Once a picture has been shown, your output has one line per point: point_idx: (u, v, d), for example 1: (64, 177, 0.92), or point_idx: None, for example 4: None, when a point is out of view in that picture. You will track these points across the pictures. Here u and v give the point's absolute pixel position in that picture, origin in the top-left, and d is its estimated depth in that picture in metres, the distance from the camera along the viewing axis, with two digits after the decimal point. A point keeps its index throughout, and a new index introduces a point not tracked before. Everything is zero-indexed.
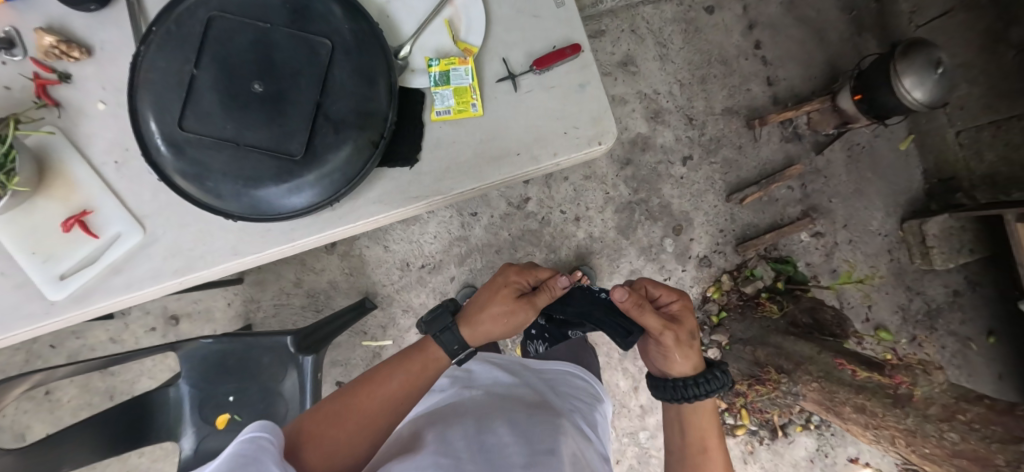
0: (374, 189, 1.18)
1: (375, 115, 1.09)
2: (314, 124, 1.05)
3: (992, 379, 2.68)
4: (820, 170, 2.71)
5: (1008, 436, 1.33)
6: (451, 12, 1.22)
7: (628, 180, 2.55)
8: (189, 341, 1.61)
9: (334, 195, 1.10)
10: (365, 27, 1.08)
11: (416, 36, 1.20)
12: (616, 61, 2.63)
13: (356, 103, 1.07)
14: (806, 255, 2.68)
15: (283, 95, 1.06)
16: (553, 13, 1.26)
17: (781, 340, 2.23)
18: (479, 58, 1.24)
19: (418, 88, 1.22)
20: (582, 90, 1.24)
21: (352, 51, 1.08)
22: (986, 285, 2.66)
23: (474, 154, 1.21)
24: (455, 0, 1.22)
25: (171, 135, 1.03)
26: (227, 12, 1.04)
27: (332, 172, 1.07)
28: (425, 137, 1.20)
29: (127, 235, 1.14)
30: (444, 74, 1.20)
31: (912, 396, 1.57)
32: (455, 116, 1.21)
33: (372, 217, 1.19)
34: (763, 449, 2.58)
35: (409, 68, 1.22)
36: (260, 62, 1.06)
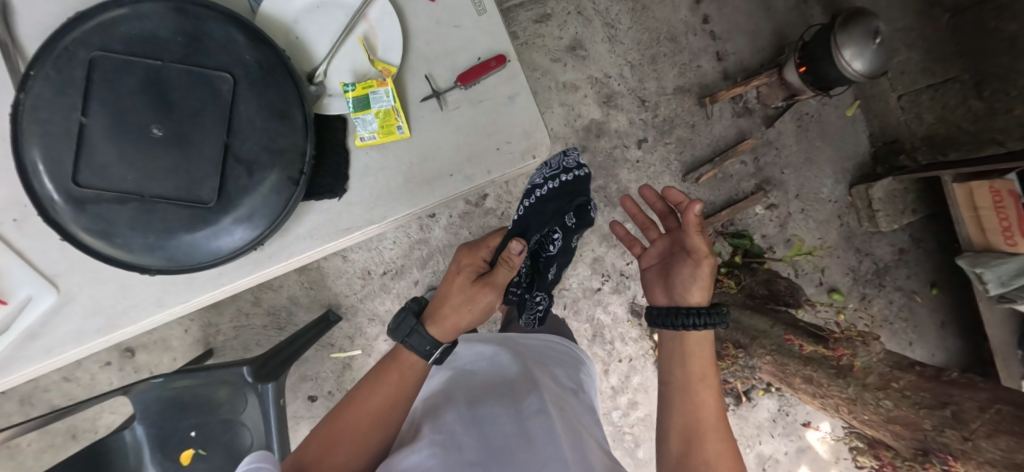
0: (302, 224, 1.13)
1: (289, 151, 1.02)
2: (224, 167, 1.00)
3: (936, 328, 2.87)
4: (772, 142, 2.77)
5: (935, 401, 1.40)
6: (366, 28, 1.14)
7: (584, 168, 2.56)
8: (139, 383, 1.56)
9: (260, 237, 1.05)
10: (270, 56, 1.01)
11: (329, 56, 1.11)
12: (565, 46, 2.57)
13: (267, 141, 1.01)
14: (762, 227, 2.76)
15: (187, 138, 1.00)
16: (474, 22, 1.20)
17: (737, 314, 2.32)
18: (400, 76, 1.18)
19: (337, 113, 1.14)
20: (512, 103, 1.21)
21: (258, 83, 1.01)
22: (928, 241, 2.81)
23: (405, 180, 1.18)
24: (368, 15, 1.13)
25: (66, 191, 0.96)
26: (110, 50, 0.95)
27: (250, 216, 1.02)
28: (351, 166, 1.15)
29: (40, 298, 1.10)
30: (362, 98, 1.13)
31: (853, 367, 1.67)
32: (381, 141, 1.15)
33: (304, 254, 1.14)
34: (729, 414, 2.72)
35: (325, 93, 1.13)
36: (157, 104, 0.99)
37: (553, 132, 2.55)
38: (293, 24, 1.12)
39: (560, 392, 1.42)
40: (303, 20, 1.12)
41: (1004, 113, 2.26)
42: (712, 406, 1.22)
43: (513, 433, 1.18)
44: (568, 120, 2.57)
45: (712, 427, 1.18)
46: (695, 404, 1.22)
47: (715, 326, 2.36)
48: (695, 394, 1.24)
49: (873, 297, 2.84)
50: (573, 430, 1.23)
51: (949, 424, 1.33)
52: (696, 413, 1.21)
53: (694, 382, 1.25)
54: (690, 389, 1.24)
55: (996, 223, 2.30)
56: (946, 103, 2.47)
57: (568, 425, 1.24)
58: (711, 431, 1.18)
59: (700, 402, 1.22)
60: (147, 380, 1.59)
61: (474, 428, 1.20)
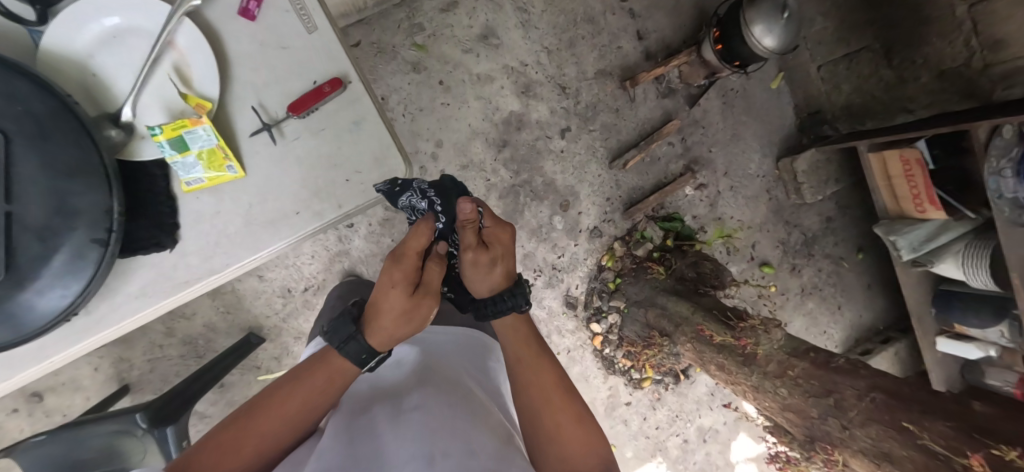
0: (131, 282, 1.07)
1: (88, 210, 0.95)
2: (10, 237, 0.92)
3: (863, 289, 2.99)
4: (698, 121, 2.74)
5: (821, 389, 1.46)
6: (175, 58, 1.04)
7: (507, 164, 2.51)
8: (20, 444, 1.56)
9: (73, 306, 0.98)
10: (49, 105, 0.92)
11: (132, 94, 1.02)
12: (476, 36, 2.45)
13: (55, 203, 0.94)
14: (692, 208, 2.76)
15: None
16: (305, 42, 1.11)
17: (665, 302, 2.34)
18: (223, 109, 1.09)
19: (152, 158, 1.06)
20: (357, 128, 1.15)
21: (37, 139, 0.92)
22: (853, 207, 2.89)
23: (246, 222, 1.13)
24: (175, 43, 1.03)
25: None
26: None
27: (53, 284, 0.96)
28: (182, 213, 1.09)
29: None
30: (177, 140, 1.04)
31: (756, 355, 1.72)
32: (211, 183, 1.09)
33: (140, 313, 1.08)
34: (669, 393, 2.78)
35: (136, 135, 1.04)
36: None
37: (471, 128, 2.47)
38: (87, 60, 1.01)
39: (463, 383, 1.24)
40: (99, 55, 1.02)
41: (912, 81, 2.31)
42: (542, 378, 1.22)
43: (388, 438, 1.00)
44: (487, 115, 2.48)
45: (541, 401, 1.19)
46: (525, 386, 1.22)
47: (648, 312, 2.41)
48: (524, 378, 1.23)
49: (803, 267, 2.93)
50: (465, 423, 1.05)
51: (831, 412, 1.39)
52: (526, 393, 1.21)
53: (523, 367, 1.24)
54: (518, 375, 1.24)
55: (907, 191, 2.38)
56: (861, 73, 2.51)
57: (458, 419, 1.05)
58: (542, 405, 1.18)
59: (529, 383, 1.22)
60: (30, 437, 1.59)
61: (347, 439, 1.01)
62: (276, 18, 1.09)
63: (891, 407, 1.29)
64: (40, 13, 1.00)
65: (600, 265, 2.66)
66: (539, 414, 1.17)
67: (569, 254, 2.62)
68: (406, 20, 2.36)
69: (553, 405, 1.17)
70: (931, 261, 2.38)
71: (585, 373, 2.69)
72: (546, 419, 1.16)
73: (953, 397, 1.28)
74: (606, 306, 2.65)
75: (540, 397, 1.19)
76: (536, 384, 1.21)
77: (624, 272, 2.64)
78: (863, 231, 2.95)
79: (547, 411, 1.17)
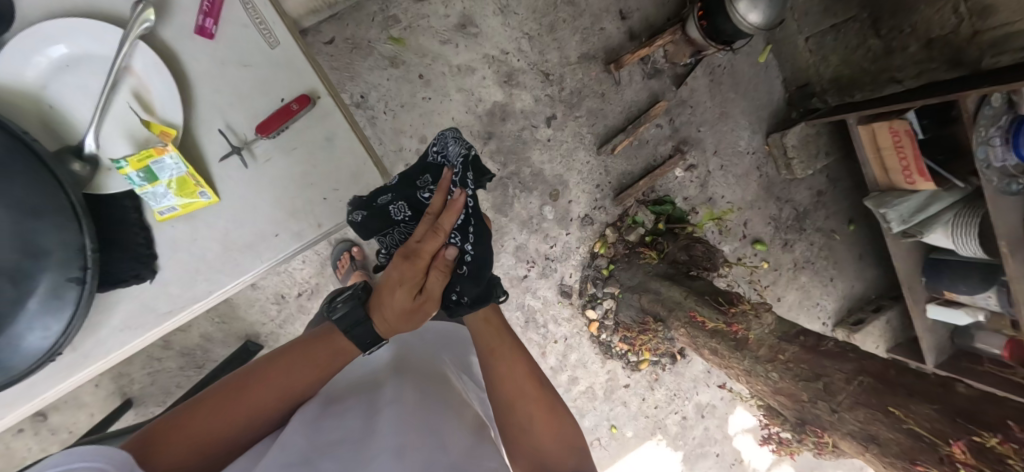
0: (114, 315, 1.07)
1: (55, 251, 0.94)
2: None
3: (855, 260, 3.01)
4: (685, 101, 2.70)
5: (811, 373, 1.47)
6: (134, 82, 1.01)
7: (492, 157, 2.50)
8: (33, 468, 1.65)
9: (54, 346, 0.97)
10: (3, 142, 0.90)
11: (93, 126, 0.99)
12: (453, 26, 2.38)
13: (22, 244, 0.94)
14: (683, 190, 2.75)
15: None
16: (267, 58, 1.08)
17: (659, 287, 2.34)
18: (189, 134, 1.07)
19: (120, 190, 1.04)
20: (330, 144, 1.14)
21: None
22: (843, 179, 2.90)
23: (224, 248, 1.11)
24: (133, 68, 1.00)
25: None
26: None
27: (28, 325, 0.96)
28: (157, 243, 1.07)
29: None
30: (145, 171, 1.01)
31: (748, 340, 1.72)
32: (185, 211, 1.07)
33: (125, 344, 1.08)
34: (667, 374, 2.82)
35: (101, 168, 1.02)
36: None
37: (454, 122, 2.45)
38: (40, 91, 0.98)
39: (439, 380, 1.23)
40: (53, 84, 0.98)
41: (898, 51, 2.27)
42: (518, 371, 1.21)
43: (357, 431, 0.99)
44: (469, 107, 2.45)
45: (524, 397, 1.19)
46: (500, 383, 1.21)
47: (641, 297, 2.43)
48: (498, 379, 1.21)
49: (795, 242, 2.94)
50: (439, 421, 1.04)
51: (820, 396, 1.41)
52: (501, 393, 1.21)
53: (496, 366, 1.22)
54: (490, 375, 1.22)
55: (897, 162, 2.37)
56: (849, 44, 2.45)
57: (432, 415, 1.05)
58: (525, 403, 1.19)
59: (505, 381, 1.21)
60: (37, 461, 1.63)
61: (316, 428, 0.99)
62: (237, 37, 1.06)
63: (879, 391, 1.31)
64: None
65: (593, 253, 2.66)
66: (523, 413, 1.18)
67: (562, 243, 2.61)
68: (380, 13, 2.29)
69: (540, 400, 1.20)
70: (922, 232, 2.39)
71: (584, 360, 2.72)
72: (537, 414, 1.18)
73: (940, 381, 1.30)
74: (601, 293, 2.66)
75: (522, 391, 1.20)
76: (517, 380, 1.21)
77: (617, 258, 2.66)
78: (854, 203, 2.95)
79: (535, 406, 1.19)
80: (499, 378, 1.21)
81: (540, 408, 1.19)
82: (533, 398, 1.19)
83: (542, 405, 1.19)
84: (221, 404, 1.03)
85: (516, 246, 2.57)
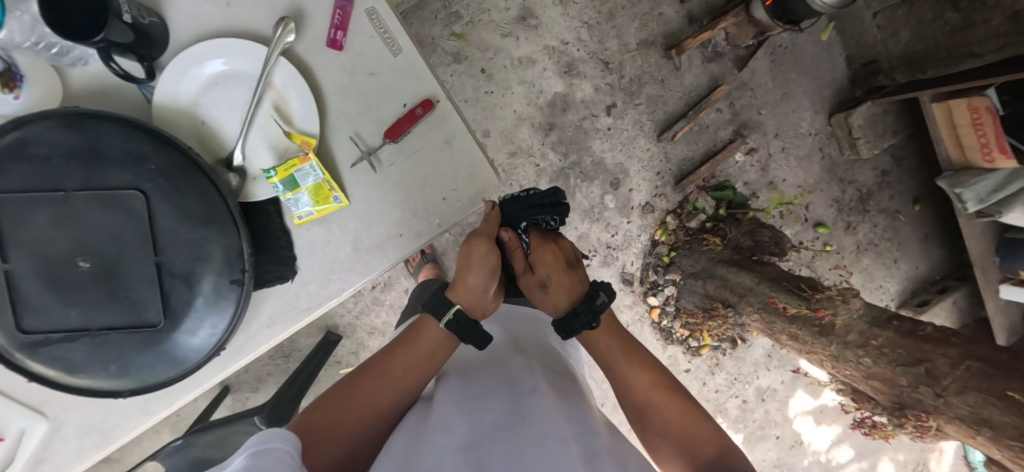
0: (261, 312, 1.19)
1: (218, 257, 1.08)
2: (161, 285, 1.08)
3: (920, 241, 2.94)
4: (746, 83, 2.66)
5: (910, 358, 1.48)
6: (275, 96, 1.10)
7: (555, 146, 2.51)
8: (164, 449, 1.77)
9: (218, 342, 1.12)
10: (181, 160, 1.04)
11: (241, 138, 1.09)
12: (514, 18, 2.40)
13: (191, 251, 1.08)
14: (743, 174, 2.72)
15: (116, 267, 1.06)
16: (390, 65, 1.15)
17: (727, 273, 2.32)
18: (323, 141, 1.14)
19: (265, 196, 1.14)
20: (449, 146, 1.19)
21: (171, 195, 1.05)
22: (908, 158, 2.83)
23: (354, 248, 1.20)
24: (274, 83, 1.09)
25: (16, 341, 1.04)
26: (8, 190, 1.00)
27: (196, 324, 1.10)
28: (296, 245, 1.17)
29: (32, 428, 1.17)
30: (288, 179, 1.11)
31: (835, 325, 1.73)
32: (320, 215, 1.16)
33: (269, 339, 1.21)
34: (728, 359, 2.83)
35: (249, 176, 1.13)
36: (75, 238, 1.04)
37: (516, 114, 2.46)
38: (196, 108, 1.10)
39: (559, 373, 1.33)
40: (206, 101, 1.10)
41: (981, 24, 2.14)
42: (646, 376, 1.31)
43: (512, 413, 1.10)
44: (530, 98, 2.46)
45: (661, 400, 1.27)
46: (636, 393, 1.31)
47: (705, 283, 2.43)
48: (632, 388, 1.31)
49: (859, 224, 2.88)
50: (577, 413, 1.16)
51: (923, 381, 1.42)
52: (637, 401, 1.30)
53: (623, 378, 1.33)
54: (622, 386, 1.33)
55: (975, 140, 2.28)
56: (923, 18, 2.34)
57: (575, 409, 1.17)
58: (664, 407, 1.26)
59: (639, 387, 1.30)
60: (168, 444, 1.78)
61: (471, 409, 1.10)
62: (364, 48, 1.14)
63: (990, 375, 1.30)
64: (148, 69, 1.07)
65: (653, 240, 2.67)
66: (661, 419, 1.25)
67: (623, 232, 2.62)
68: (443, 9, 2.34)
69: (674, 401, 1.26)
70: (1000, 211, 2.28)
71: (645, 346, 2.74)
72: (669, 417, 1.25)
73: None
74: (662, 280, 2.68)
75: (654, 397, 1.28)
76: (647, 387, 1.30)
77: (677, 244, 2.66)
78: (920, 182, 2.87)
79: (672, 408, 1.25)
80: (629, 387, 1.32)
81: (673, 408, 1.25)
82: (666, 402, 1.26)
83: (676, 405, 1.26)
84: (358, 393, 1.16)
85: (578, 235, 2.60)
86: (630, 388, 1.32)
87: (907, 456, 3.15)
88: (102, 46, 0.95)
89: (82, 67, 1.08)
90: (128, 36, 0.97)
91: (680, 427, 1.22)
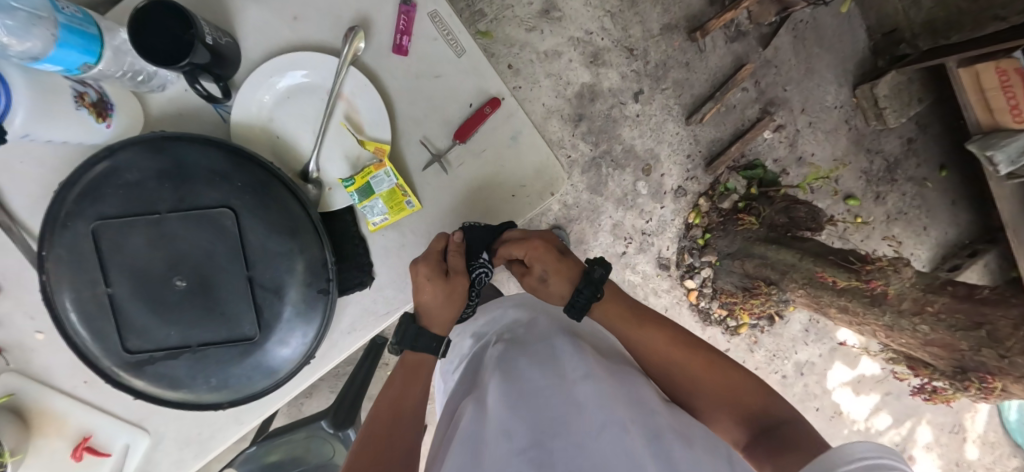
0: (344, 319, 1.22)
1: (308, 267, 1.09)
2: (254, 299, 1.10)
3: (950, 207, 2.95)
4: (770, 61, 2.66)
5: (970, 322, 1.51)
6: (345, 106, 1.12)
7: (585, 136, 2.52)
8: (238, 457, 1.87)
9: (309, 352, 1.15)
10: (264, 176, 1.06)
11: (316, 150, 1.11)
12: (537, 11, 2.40)
13: (279, 264, 1.09)
14: (772, 152, 2.73)
15: (209, 284, 1.09)
16: (454, 66, 1.16)
17: (767, 252, 2.33)
18: (393, 147, 1.16)
19: (343, 205, 1.16)
20: (515, 142, 1.20)
21: (256, 209, 1.06)
22: (934, 125, 2.84)
23: None
24: (344, 92, 1.11)
25: (123, 360, 1.09)
26: (109, 216, 1.03)
27: (288, 334, 1.12)
28: (373, 252, 1.19)
29: (135, 442, 1.30)
30: (364, 187, 1.13)
31: (886, 295, 1.74)
32: (395, 220, 1.17)
33: (353, 345, 1.23)
34: (766, 336, 2.85)
35: (325, 187, 1.15)
36: (171, 258, 1.07)
37: (545, 107, 2.48)
38: (270, 123, 1.12)
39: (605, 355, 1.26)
40: (279, 116, 1.12)
41: None
42: (676, 347, 1.33)
43: (563, 404, 1.04)
44: (557, 91, 2.47)
45: (693, 369, 1.30)
46: (669, 364, 1.32)
47: (743, 262, 2.45)
48: (664, 359, 1.33)
49: (888, 193, 2.89)
50: (632, 392, 1.09)
51: (985, 343, 1.47)
52: (673, 373, 1.32)
53: (655, 349, 1.34)
54: (653, 356, 1.34)
55: (1004, 103, 2.29)
56: None
57: (628, 387, 1.10)
58: (697, 373, 1.29)
59: (673, 356, 1.33)
60: (241, 452, 1.88)
61: (520, 404, 1.05)
62: (427, 51, 1.14)
63: None
64: (224, 89, 1.09)
65: (687, 224, 2.69)
66: (696, 391, 1.28)
67: (657, 217, 2.64)
68: (467, 9, 2.36)
69: (706, 370, 1.29)
70: None
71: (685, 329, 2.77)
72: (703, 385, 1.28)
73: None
74: (698, 263, 2.72)
75: (689, 366, 1.30)
76: (681, 356, 1.32)
77: (711, 226, 2.69)
78: (947, 148, 2.88)
79: (703, 376, 1.29)
80: (662, 359, 1.33)
81: (704, 375, 1.29)
82: (700, 372, 1.29)
83: (709, 373, 1.29)
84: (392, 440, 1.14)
85: (612, 224, 2.62)
86: (663, 358, 1.33)
87: (946, 419, 3.19)
88: (188, 70, 0.97)
89: (159, 93, 1.14)
90: (208, 57, 0.99)
91: (717, 395, 1.27)
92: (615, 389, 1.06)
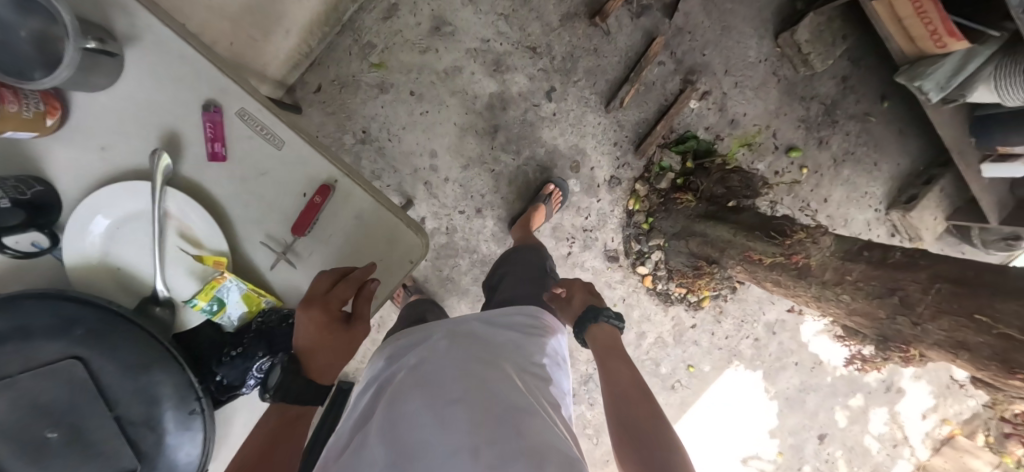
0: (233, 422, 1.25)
1: (177, 388, 1.11)
2: (129, 434, 1.10)
3: (897, 137, 2.87)
4: (682, 28, 2.56)
5: (883, 289, 1.48)
6: (176, 224, 1.11)
7: (504, 146, 2.47)
8: None
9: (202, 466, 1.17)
10: (109, 316, 1.08)
11: (158, 274, 1.11)
12: (428, 30, 2.33)
13: (143, 396, 1.10)
14: (702, 121, 2.65)
15: (79, 433, 1.07)
16: (278, 160, 1.13)
17: (706, 229, 2.32)
18: (235, 251, 1.16)
19: (198, 320, 1.19)
20: (362, 221, 1.19)
21: (107, 349, 1.08)
22: (865, 58, 2.74)
23: None
24: (171, 212, 1.10)
25: None
26: None
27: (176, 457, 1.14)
28: None
29: None
30: (214, 300, 1.13)
31: (810, 266, 1.73)
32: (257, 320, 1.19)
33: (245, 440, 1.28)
34: (730, 304, 2.83)
35: (178, 304, 1.17)
36: (31, 418, 1.04)
37: (457, 126, 2.42)
38: (107, 256, 1.11)
39: (501, 362, 1.21)
40: (115, 247, 1.11)
41: None
42: (631, 377, 1.38)
43: (429, 440, 0.99)
44: (467, 107, 2.41)
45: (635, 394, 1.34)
46: (618, 384, 1.37)
47: (687, 241, 2.44)
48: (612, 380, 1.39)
49: (831, 136, 2.81)
50: (509, 419, 1.03)
51: (900, 311, 1.42)
52: (616, 389, 1.36)
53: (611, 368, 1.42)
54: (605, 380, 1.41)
55: (923, 30, 2.20)
56: None
57: (507, 411, 1.05)
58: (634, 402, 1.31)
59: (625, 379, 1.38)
60: None
61: (386, 436, 1.02)
62: (248, 151, 1.12)
63: (958, 295, 1.28)
64: (51, 236, 1.08)
65: (628, 211, 2.63)
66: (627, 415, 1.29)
67: (595, 211, 2.60)
68: (356, 45, 2.30)
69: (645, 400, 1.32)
70: (963, 94, 2.29)
71: (647, 314, 2.75)
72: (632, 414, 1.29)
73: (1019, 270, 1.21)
74: (647, 247, 2.67)
75: (634, 394, 1.33)
76: (628, 382, 1.37)
77: (653, 209, 2.64)
78: (883, 78, 2.78)
79: (642, 404, 1.31)
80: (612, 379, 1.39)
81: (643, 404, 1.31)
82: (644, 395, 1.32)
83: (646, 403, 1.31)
84: None
85: (551, 227, 2.58)
86: (611, 382, 1.38)
87: None
88: None
89: None
90: (13, 215, 0.99)
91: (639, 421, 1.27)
92: (488, 413, 1.03)
